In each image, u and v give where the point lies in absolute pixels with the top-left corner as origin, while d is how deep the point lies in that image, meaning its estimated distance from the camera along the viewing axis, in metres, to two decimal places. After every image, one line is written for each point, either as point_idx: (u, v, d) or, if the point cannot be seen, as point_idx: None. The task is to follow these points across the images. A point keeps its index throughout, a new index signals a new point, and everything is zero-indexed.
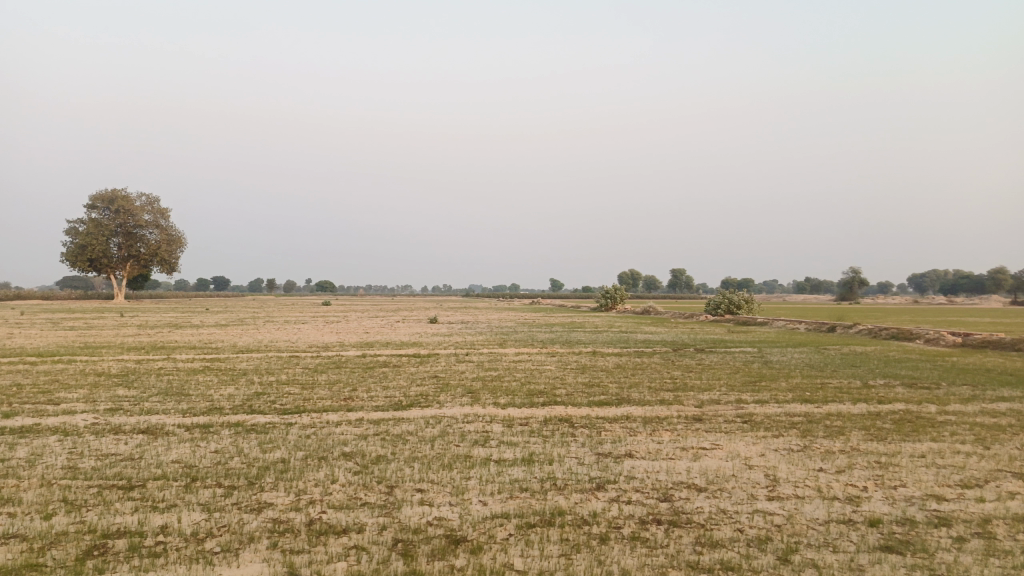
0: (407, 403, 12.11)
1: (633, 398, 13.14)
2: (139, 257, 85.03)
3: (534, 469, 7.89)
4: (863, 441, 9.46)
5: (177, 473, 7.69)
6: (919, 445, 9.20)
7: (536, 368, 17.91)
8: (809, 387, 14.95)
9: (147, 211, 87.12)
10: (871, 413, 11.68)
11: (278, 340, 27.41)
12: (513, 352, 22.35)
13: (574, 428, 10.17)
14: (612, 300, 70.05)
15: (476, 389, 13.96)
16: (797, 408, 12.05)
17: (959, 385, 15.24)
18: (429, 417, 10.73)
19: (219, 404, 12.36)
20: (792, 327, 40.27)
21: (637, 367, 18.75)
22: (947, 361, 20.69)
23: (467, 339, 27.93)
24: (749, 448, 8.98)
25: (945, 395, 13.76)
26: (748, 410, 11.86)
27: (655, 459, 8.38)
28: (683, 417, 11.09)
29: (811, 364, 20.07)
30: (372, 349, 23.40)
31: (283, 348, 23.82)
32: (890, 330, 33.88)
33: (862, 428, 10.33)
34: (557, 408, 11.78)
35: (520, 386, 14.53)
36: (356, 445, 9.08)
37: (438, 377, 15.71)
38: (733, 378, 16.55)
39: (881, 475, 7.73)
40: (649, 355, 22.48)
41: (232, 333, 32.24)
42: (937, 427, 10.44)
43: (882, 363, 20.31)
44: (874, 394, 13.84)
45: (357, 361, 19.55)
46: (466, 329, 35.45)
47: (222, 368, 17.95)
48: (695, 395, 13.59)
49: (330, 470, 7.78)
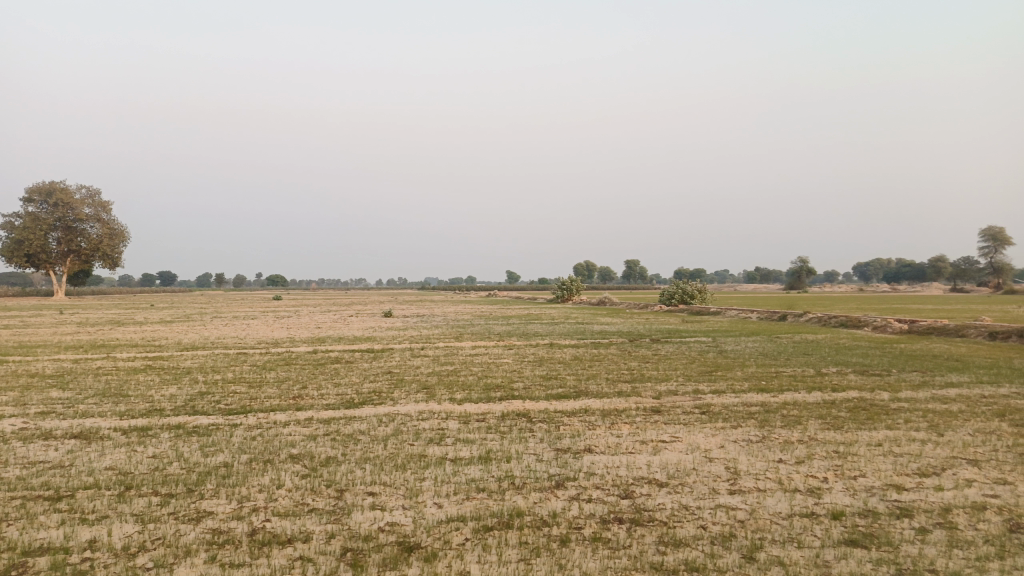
0: (359, 401, 11.72)
1: (591, 391, 12.98)
2: (79, 253, 81.96)
3: (491, 467, 7.62)
4: (820, 431, 9.43)
5: (110, 481, 7.19)
6: (876, 433, 9.22)
7: (493, 362, 17.63)
8: (764, 376, 15.00)
9: (87, 204, 83.97)
10: (827, 401, 11.73)
11: (226, 337, 26.55)
12: (470, 345, 22.05)
13: (532, 423, 9.94)
14: (568, 291, 70.25)
15: (430, 384, 13.62)
16: (754, 398, 12.03)
17: (909, 372, 15.49)
18: (382, 415, 10.37)
19: (160, 405, 11.77)
20: (745, 316, 40.86)
21: (595, 358, 18.63)
22: (895, 348, 21.10)
23: (422, 333, 27.49)
24: (709, 440, 8.87)
25: (897, 381, 13.93)
26: (705, 401, 11.79)
27: (614, 454, 8.19)
28: (642, 409, 10.94)
29: (765, 353, 20.22)
30: (324, 344, 22.80)
31: (231, 345, 23.05)
32: (838, 318, 34.55)
33: (819, 418, 10.33)
34: (514, 403, 11.53)
35: (477, 380, 14.23)
36: (304, 446, 8.68)
37: (392, 373, 15.30)
38: (689, 368, 16.55)
39: (841, 465, 7.68)
40: (606, 346, 22.40)
41: (178, 331, 31.18)
42: (891, 415, 10.51)
43: (834, 351, 20.60)
44: (828, 382, 13.95)
45: (308, 357, 18.98)
46: (421, 322, 34.98)
47: (165, 367, 17.22)
48: (653, 386, 13.49)
49: (276, 474, 7.38)
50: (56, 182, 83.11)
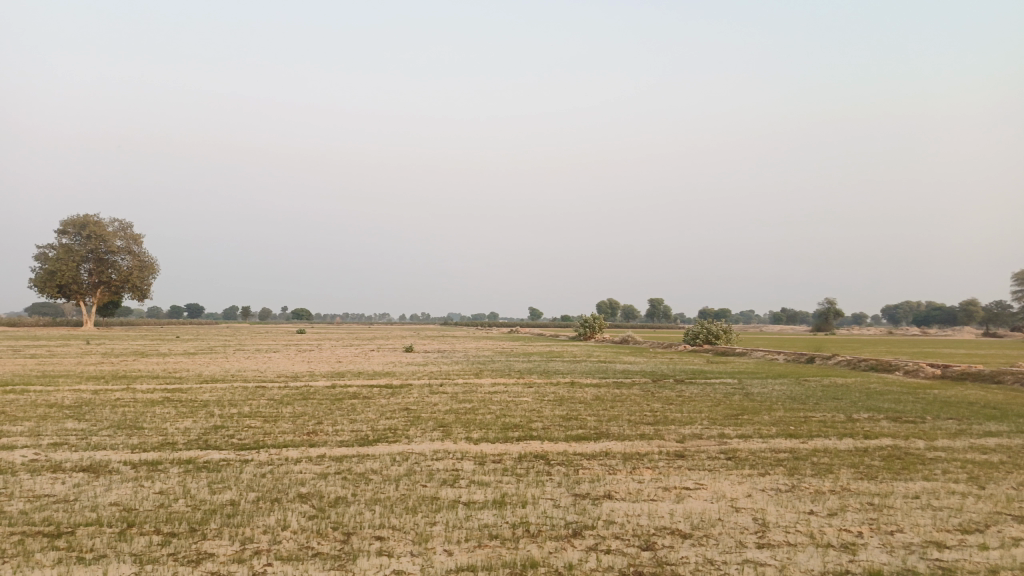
0: (374, 438, 11.45)
1: (612, 432, 12.59)
2: (110, 284, 83.30)
3: (505, 513, 7.30)
4: (853, 480, 8.99)
5: (113, 517, 6.99)
6: (912, 485, 8.74)
7: (512, 400, 17.30)
8: (792, 420, 14.50)
9: (119, 237, 85.54)
10: (859, 448, 11.24)
11: (246, 370, 26.51)
12: (489, 383, 21.73)
13: (550, 465, 9.59)
14: (591, 329, 69.73)
15: (447, 422, 13.32)
16: (782, 444, 11.58)
17: (945, 419, 14.89)
18: (396, 454, 10.10)
19: (173, 438, 11.60)
20: (771, 357, 40.09)
21: (616, 398, 18.21)
22: (928, 393, 20.40)
23: (442, 369, 27.22)
24: (735, 488, 8.46)
25: (932, 429, 13.36)
26: (731, 446, 11.36)
27: (635, 500, 7.82)
28: (664, 453, 10.55)
29: (792, 396, 19.64)
30: (343, 379, 22.64)
31: (250, 378, 22.96)
32: (868, 361, 33.71)
33: (851, 466, 9.87)
34: (533, 444, 11.20)
35: (495, 419, 13.90)
36: (314, 484, 8.43)
37: (409, 409, 15.05)
38: (714, 410, 16.07)
39: (876, 518, 7.24)
40: (628, 386, 21.96)
41: (199, 363, 31.23)
42: (928, 465, 10.01)
43: (865, 396, 19.97)
44: (859, 429, 13.42)
45: (326, 392, 18.79)
46: (442, 358, 34.73)
47: (183, 399, 17.13)
48: (676, 429, 13.07)
49: (282, 514, 7.12)
50: (90, 215, 84.90)
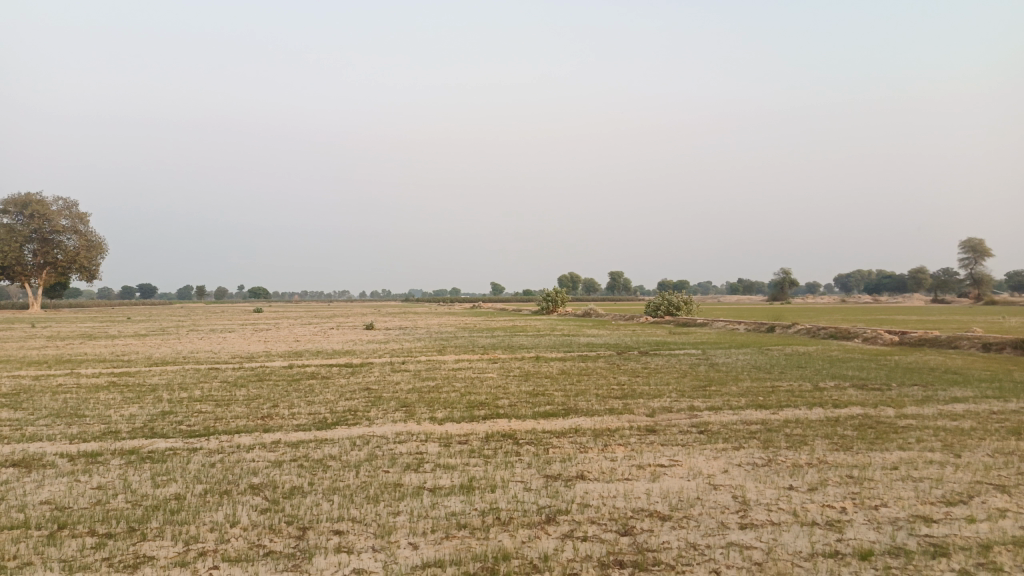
0: (333, 421, 10.89)
1: (580, 408, 12.25)
2: (56, 265, 80.27)
3: (473, 499, 6.86)
4: (829, 452, 8.77)
5: (42, 518, 6.35)
6: (889, 455, 8.55)
7: (477, 376, 16.86)
8: (760, 391, 14.33)
9: (64, 216, 82.24)
10: (830, 418, 11.08)
11: (200, 351, 25.54)
12: (453, 359, 21.23)
13: (519, 445, 9.17)
14: (553, 302, 69.63)
15: (410, 402, 12.80)
16: (754, 415, 11.36)
17: (909, 386, 14.90)
18: (356, 437, 9.58)
19: (116, 427, 10.88)
20: (732, 327, 40.35)
21: (583, 373, 17.90)
22: (890, 360, 20.57)
23: (404, 346, 26.62)
24: (710, 464, 8.15)
25: (900, 397, 13.30)
26: (702, 419, 11.09)
27: (609, 481, 7.46)
28: (636, 429, 10.23)
29: (758, 366, 19.59)
30: (301, 359, 21.91)
31: (203, 360, 22.08)
32: (827, 329, 34.11)
33: (825, 437, 9.66)
34: (499, 422, 10.78)
35: (460, 397, 13.44)
36: (267, 474, 7.87)
37: (370, 389, 14.50)
38: (682, 382, 15.85)
39: (858, 492, 6.99)
40: (593, 360, 21.69)
41: (150, 345, 30.10)
42: (901, 433, 9.87)
43: (828, 364, 20.03)
44: (828, 398, 13.31)
45: (283, 373, 18.09)
46: (403, 335, 34.09)
47: (130, 384, 16.28)
48: (645, 402, 12.79)
49: (231, 509, 6.57)
50: (32, 193, 81.34)
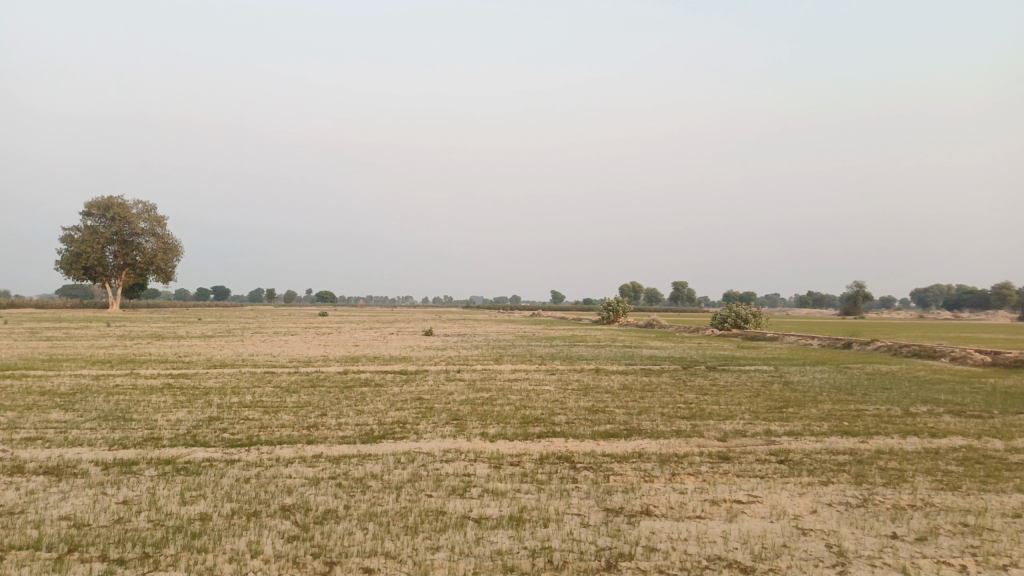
0: (379, 434, 10.26)
1: (644, 428, 11.31)
2: (134, 266, 83.33)
3: (524, 534, 6.07)
4: (934, 492, 7.63)
5: (56, 537, 5.86)
6: (1007, 499, 7.33)
7: (533, 389, 16.07)
8: (843, 415, 13.05)
9: (142, 219, 85.25)
10: (929, 450, 9.84)
11: (259, 354, 25.50)
12: (510, 369, 20.49)
13: (577, 470, 8.32)
14: (615, 312, 68.38)
15: (462, 415, 12.08)
16: (840, 444, 10.20)
17: (1014, 414, 13.35)
18: (401, 454, 8.91)
19: (159, 433, 10.51)
20: (803, 342, 38.40)
21: (646, 388, 16.85)
22: (984, 383, 18.85)
23: (461, 354, 25.99)
24: (796, 503, 7.13)
25: (1006, 426, 11.84)
26: (781, 446, 10.00)
27: (678, 519, 6.55)
28: (707, 455, 9.25)
29: (837, 386, 18.20)
30: (357, 364, 21.55)
31: (261, 363, 21.94)
32: (909, 347, 31.92)
33: (926, 473, 8.49)
34: (555, 442, 9.94)
35: (514, 411, 12.68)
36: (302, 494, 7.25)
37: (422, 400, 13.87)
38: (755, 402, 14.67)
39: (980, 546, 5.89)
40: (657, 374, 20.56)
41: (213, 346, 30.40)
42: (1017, 471, 8.59)
43: (916, 385, 18.40)
44: (922, 425, 11.98)
45: (337, 379, 17.67)
46: (462, 342, 33.53)
47: (184, 386, 16.12)
48: (715, 424, 11.75)
49: (256, 536, 5.95)
50: (115, 197, 84.63)
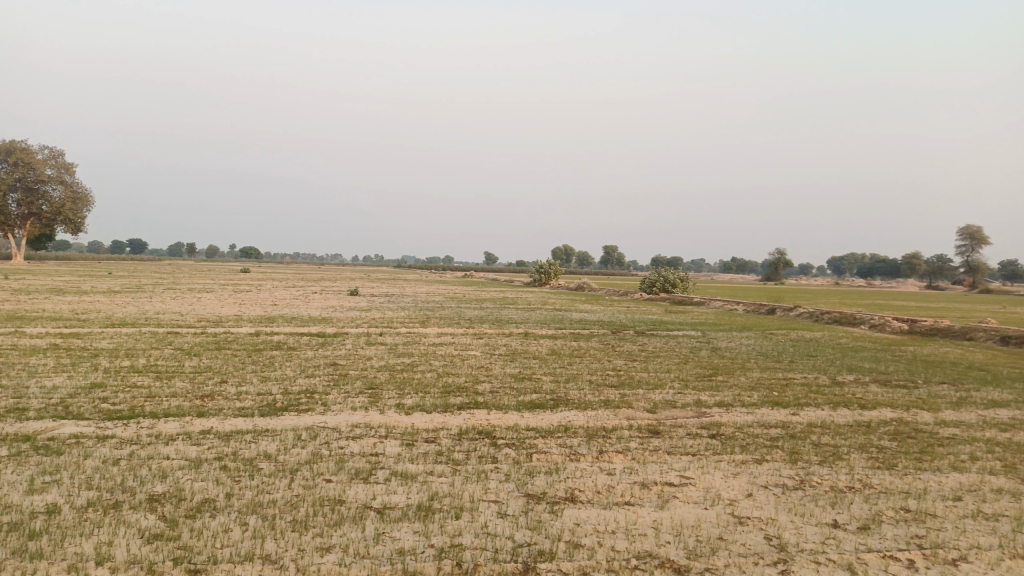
0: (282, 406, 9.29)
1: (571, 398, 10.71)
2: (40, 215, 77.97)
3: (431, 529, 5.30)
4: (871, 471, 7.23)
5: None
6: (946, 480, 6.98)
7: (458, 354, 15.29)
8: (773, 384, 12.75)
9: (49, 166, 79.66)
10: (860, 424, 9.56)
11: (168, 312, 23.78)
12: (435, 332, 19.64)
13: (497, 448, 7.59)
14: (547, 275, 68.20)
15: (377, 383, 11.20)
16: (772, 417, 9.83)
17: (937, 384, 13.38)
18: (302, 429, 8.00)
19: (25, 403, 9.24)
20: (728, 308, 38.83)
21: (575, 354, 16.29)
22: (904, 351, 19.13)
23: (385, 315, 24.91)
24: (730, 486, 6.58)
25: (931, 397, 11.76)
26: (712, 419, 9.54)
27: (605, 507, 5.90)
28: (637, 429, 8.69)
29: (764, 353, 18.14)
30: (272, 325, 20.30)
31: (166, 323, 20.36)
32: (830, 313, 32.58)
33: (862, 450, 8.12)
34: (476, 414, 9.19)
35: (435, 379, 11.88)
36: (177, 480, 6.28)
37: (336, 366, 12.91)
38: (684, 370, 14.29)
39: (926, 537, 5.43)
40: (587, 339, 20.08)
41: (118, 303, 28.29)
42: (949, 447, 8.33)
43: (839, 353, 18.47)
44: (851, 395, 11.80)
45: (247, 341, 16.45)
46: (388, 303, 32.44)
47: (71, 348, 14.61)
48: (645, 394, 11.26)
49: (110, 536, 4.99)
50: (16, 140, 78.32)
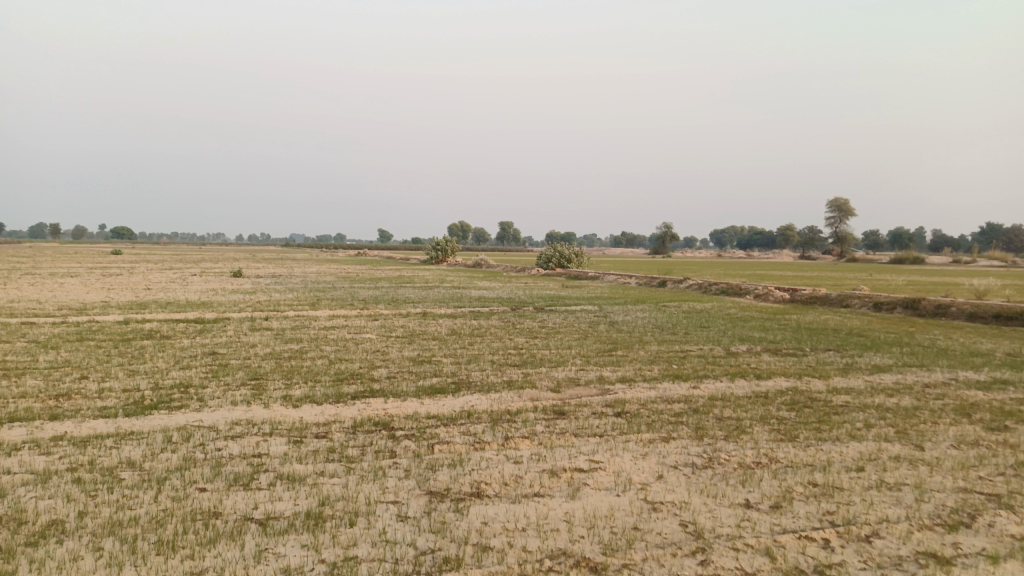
0: (151, 403, 8.33)
1: (473, 380, 10.26)
2: None
3: (322, 540, 4.71)
4: (776, 444, 7.19)
5: None
6: (847, 450, 7.03)
7: (352, 337, 14.52)
8: (672, 357, 12.79)
9: None
10: (759, 394, 9.64)
11: (23, 300, 21.47)
12: (327, 315, 18.67)
13: (395, 441, 7.02)
14: (442, 252, 67.46)
15: (262, 374, 10.32)
16: (675, 391, 9.76)
17: (823, 351, 13.86)
18: (173, 430, 7.14)
19: None
20: (621, 282, 39.51)
21: (475, 333, 15.83)
22: (789, 319, 19.91)
23: (273, 298, 23.59)
24: (640, 468, 6.31)
25: (820, 365, 12.13)
26: (617, 396, 9.34)
27: (514, 501, 5.49)
28: (542, 411, 8.34)
29: (660, 325, 18.37)
30: (146, 311, 18.70)
31: (20, 312, 18.28)
32: (718, 284, 33.71)
33: (764, 422, 8.12)
34: (372, 403, 8.57)
35: (327, 365, 11.12)
36: (17, 500, 5.35)
37: (216, 355, 11.89)
38: (585, 346, 14.12)
39: (836, 512, 5.36)
40: (485, 317, 19.69)
41: None
42: (844, 416, 8.48)
43: (730, 323, 18.96)
44: (746, 366, 11.98)
45: (116, 330, 14.97)
46: (276, 284, 30.85)
47: None
48: (548, 373, 10.97)
49: None
50: None
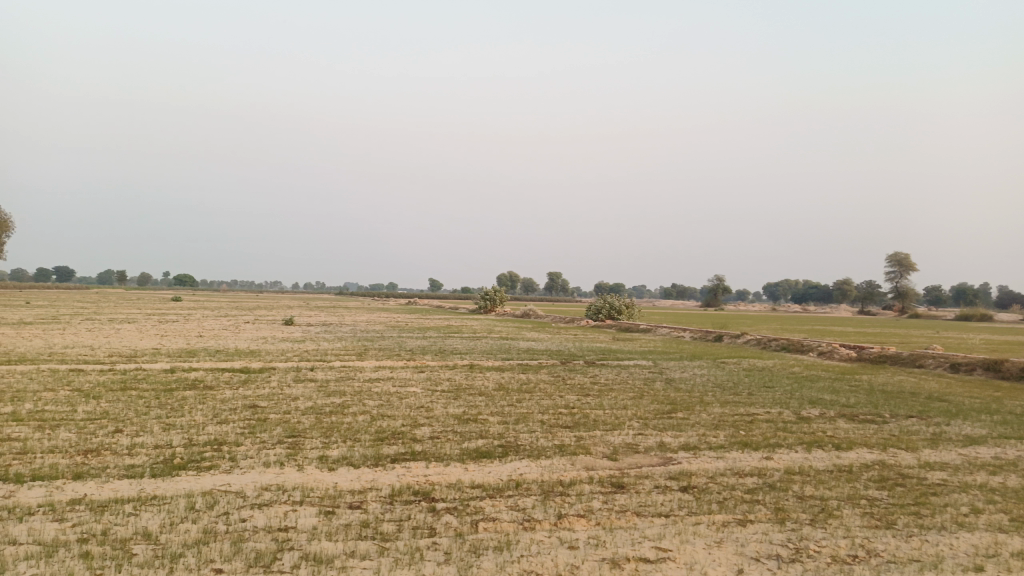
0: (181, 462, 7.83)
1: (522, 443, 9.51)
2: None
3: None
4: (873, 533, 6.23)
5: None
6: (957, 542, 6.04)
7: (396, 391, 13.92)
8: (737, 422, 11.81)
9: None
10: (842, 469, 8.62)
11: (76, 347, 21.59)
12: (372, 366, 18.19)
13: (436, 516, 6.30)
14: (490, 302, 67.10)
15: (299, 431, 9.76)
16: (746, 462, 8.82)
17: (905, 418, 12.66)
18: (198, 495, 6.58)
19: None
20: (676, 335, 38.29)
21: (524, 389, 15.07)
22: (860, 380, 18.60)
23: (320, 347, 23.29)
24: (716, 560, 5.46)
25: (905, 434, 10.98)
26: (681, 467, 8.46)
27: None
28: (600, 483, 7.53)
29: (721, 384, 17.31)
30: (192, 359, 18.52)
31: (70, 358, 18.31)
32: (777, 340, 32.27)
33: (853, 504, 7.14)
34: (413, 469, 7.89)
35: (368, 422, 10.51)
36: None
37: (256, 408, 11.42)
38: (641, 406, 13.22)
39: None
40: (534, 371, 18.94)
41: (23, 335, 25.83)
42: (947, 497, 7.43)
43: (796, 383, 17.79)
44: (822, 433, 10.93)
45: (160, 379, 14.73)
46: (324, 333, 30.72)
47: None
48: (604, 437, 10.14)
49: None
50: None
